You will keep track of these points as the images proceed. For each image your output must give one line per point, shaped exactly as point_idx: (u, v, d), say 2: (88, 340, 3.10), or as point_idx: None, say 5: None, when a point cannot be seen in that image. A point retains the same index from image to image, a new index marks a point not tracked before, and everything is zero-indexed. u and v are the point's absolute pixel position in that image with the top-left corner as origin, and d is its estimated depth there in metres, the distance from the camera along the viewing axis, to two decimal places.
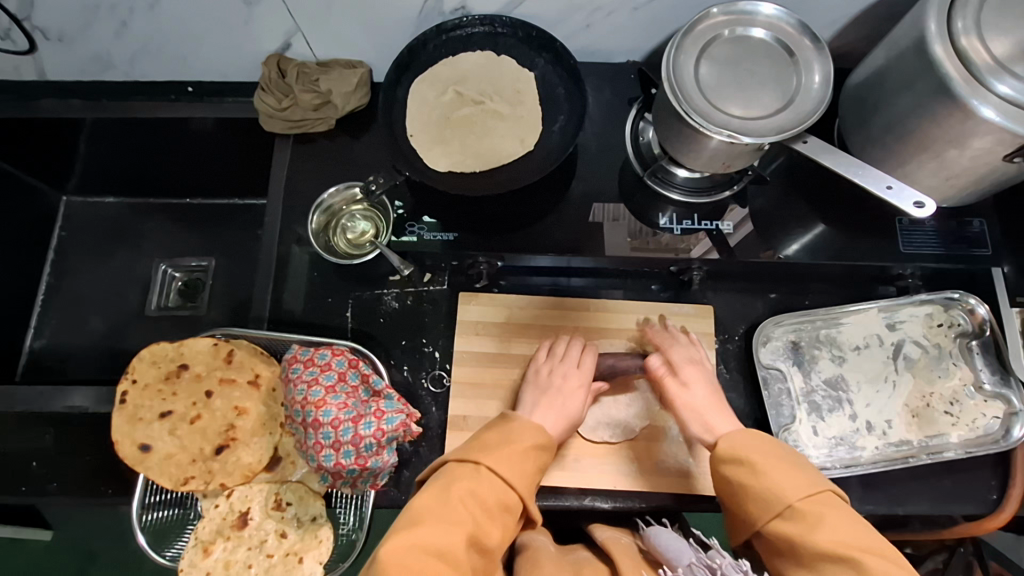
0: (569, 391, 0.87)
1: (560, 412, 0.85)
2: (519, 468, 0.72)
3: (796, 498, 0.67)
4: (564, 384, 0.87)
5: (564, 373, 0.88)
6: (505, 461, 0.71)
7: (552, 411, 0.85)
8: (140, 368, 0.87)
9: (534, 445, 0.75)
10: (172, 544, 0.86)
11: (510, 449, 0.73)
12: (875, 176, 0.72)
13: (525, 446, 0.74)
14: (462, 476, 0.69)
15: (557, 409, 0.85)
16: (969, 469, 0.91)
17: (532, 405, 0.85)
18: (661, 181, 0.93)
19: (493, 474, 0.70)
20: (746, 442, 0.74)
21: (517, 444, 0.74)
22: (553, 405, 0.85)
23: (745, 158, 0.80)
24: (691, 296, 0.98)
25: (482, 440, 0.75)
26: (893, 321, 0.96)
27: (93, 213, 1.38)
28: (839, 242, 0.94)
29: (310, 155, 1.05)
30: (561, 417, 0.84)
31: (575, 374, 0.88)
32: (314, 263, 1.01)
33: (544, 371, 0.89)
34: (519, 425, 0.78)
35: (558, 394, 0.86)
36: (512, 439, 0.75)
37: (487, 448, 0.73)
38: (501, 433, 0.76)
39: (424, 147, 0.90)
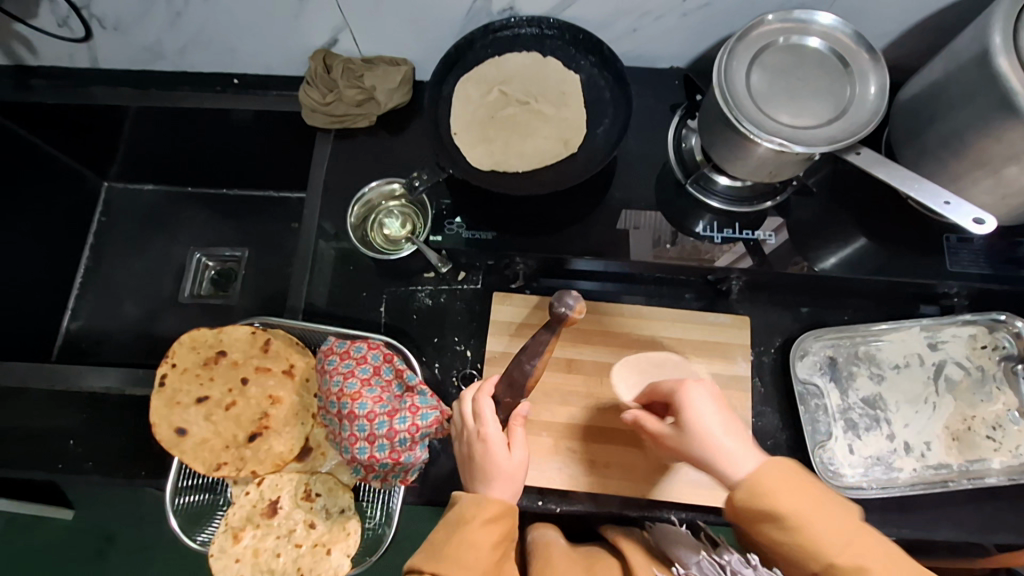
0: (492, 453, 0.74)
1: (504, 475, 0.74)
2: (477, 556, 0.68)
3: (835, 554, 0.62)
4: (484, 449, 0.74)
5: (476, 435, 0.75)
6: (457, 566, 0.67)
7: (489, 483, 0.73)
8: (179, 353, 0.88)
9: (490, 519, 0.71)
10: (202, 529, 0.87)
11: (458, 543, 0.69)
12: (931, 190, 0.71)
13: (478, 529, 0.70)
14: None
15: (491, 477, 0.74)
16: (1011, 497, 0.88)
17: (471, 478, 0.75)
18: (702, 188, 0.92)
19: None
20: (768, 480, 0.64)
21: (467, 531, 0.69)
22: (488, 475, 0.74)
23: (793, 168, 0.79)
24: (728, 306, 0.98)
25: (432, 541, 0.71)
26: (935, 341, 0.94)
27: (132, 200, 1.41)
28: (881, 258, 0.91)
29: (350, 149, 1.06)
30: (502, 480, 0.73)
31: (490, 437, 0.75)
32: (351, 257, 1.02)
33: (466, 438, 0.77)
34: (463, 506, 0.72)
35: (482, 466, 0.74)
36: (463, 525, 0.70)
37: (433, 552, 0.69)
38: (450, 524, 0.71)
39: (467, 146, 0.90)
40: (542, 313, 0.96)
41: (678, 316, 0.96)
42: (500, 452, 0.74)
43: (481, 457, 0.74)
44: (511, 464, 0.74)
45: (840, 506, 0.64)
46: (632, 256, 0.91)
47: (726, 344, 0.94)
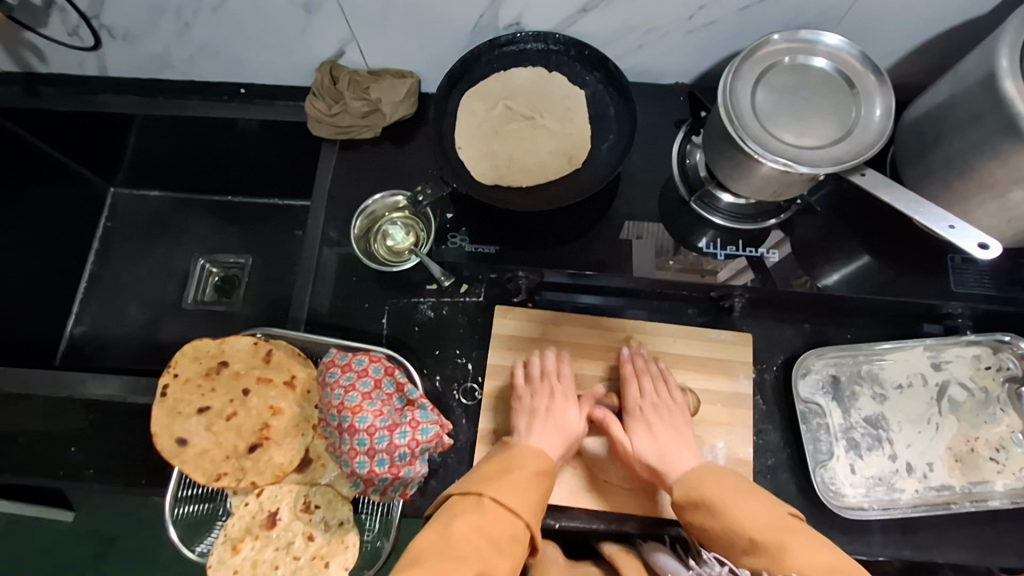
0: (563, 407, 0.87)
1: (559, 431, 0.85)
2: (523, 493, 0.76)
3: (757, 532, 0.70)
4: (556, 400, 0.87)
5: (552, 393, 0.88)
6: (508, 491, 0.76)
7: (551, 434, 0.85)
8: (182, 363, 0.89)
9: (539, 470, 0.79)
10: (202, 540, 0.86)
11: (511, 478, 0.78)
12: (936, 214, 0.70)
13: (527, 474, 0.78)
14: (465, 511, 0.73)
15: (553, 431, 0.85)
16: (1015, 520, 0.88)
17: (527, 429, 0.85)
18: (705, 205, 0.92)
19: (496, 504, 0.74)
20: (702, 482, 0.79)
21: (521, 472, 0.79)
22: (551, 425, 0.85)
23: (798, 187, 0.78)
24: (730, 323, 0.97)
25: (484, 471, 0.80)
26: (938, 361, 0.94)
27: (138, 206, 1.42)
28: (885, 277, 0.90)
29: (355, 161, 1.06)
30: (561, 437, 0.85)
31: (561, 389, 0.89)
32: (354, 268, 1.02)
33: (529, 394, 0.89)
34: (523, 451, 0.82)
35: (549, 416, 0.86)
36: (518, 466, 0.79)
37: (489, 479, 0.78)
38: (504, 463, 0.81)
39: (472, 161, 0.90)
40: (545, 327, 0.96)
41: (681, 332, 0.96)
42: (568, 408, 0.88)
43: (548, 407, 0.87)
44: (574, 423, 0.87)
45: (769, 501, 0.74)
46: (635, 271, 0.91)
47: (728, 361, 0.94)
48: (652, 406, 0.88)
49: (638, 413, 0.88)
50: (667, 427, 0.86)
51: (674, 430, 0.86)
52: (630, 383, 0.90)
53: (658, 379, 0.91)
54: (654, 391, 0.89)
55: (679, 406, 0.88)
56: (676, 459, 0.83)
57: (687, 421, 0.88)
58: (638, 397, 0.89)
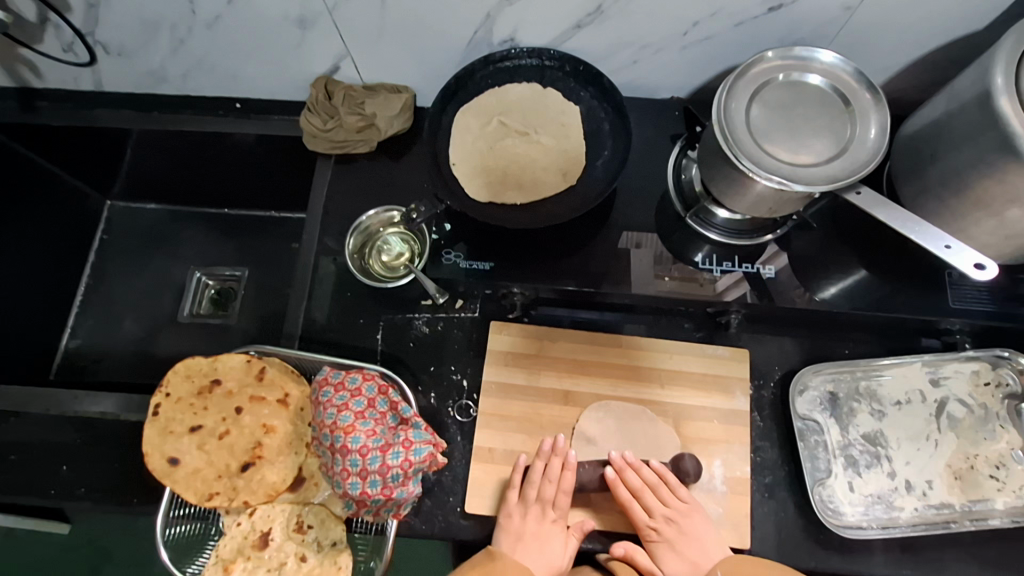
0: (549, 537, 0.85)
1: (544, 559, 0.84)
2: None
3: None
4: (541, 531, 0.85)
5: (540, 521, 0.85)
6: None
7: (535, 555, 0.83)
8: (174, 382, 0.88)
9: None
10: (192, 561, 0.86)
11: None
12: (933, 234, 0.70)
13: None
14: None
15: (538, 553, 0.84)
16: (1015, 539, 0.87)
17: (513, 546, 0.84)
18: (701, 221, 0.91)
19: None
20: (729, 575, 0.78)
21: None
22: (539, 547, 0.84)
23: (792, 205, 0.78)
24: (727, 339, 0.97)
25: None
26: (937, 377, 0.93)
27: (133, 218, 1.42)
28: (882, 292, 0.90)
29: (350, 175, 1.06)
30: (545, 560, 0.84)
31: (554, 495, 0.86)
32: (348, 283, 1.01)
33: (515, 514, 0.85)
34: (505, 565, 0.81)
35: (537, 538, 0.84)
36: None
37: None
38: (490, 574, 0.79)
39: (466, 177, 0.90)
40: (539, 343, 0.96)
41: (677, 347, 0.95)
42: (556, 537, 0.86)
43: (535, 533, 0.84)
44: (559, 556, 0.84)
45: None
46: (634, 286, 0.90)
47: (725, 377, 0.93)
48: (665, 523, 0.84)
49: (653, 533, 0.84)
50: (688, 542, 0.84)
51: (693, 539, 0.84)
52: (634, 505, 0.85)
53: (659, 485, 0.86)
54: (661, 505, 0.85)
55: (698, 514, 0.85)
56: (705, 550, 0.83)
57: (706, 523, 0.85)
58: (647, 518, 0.84)
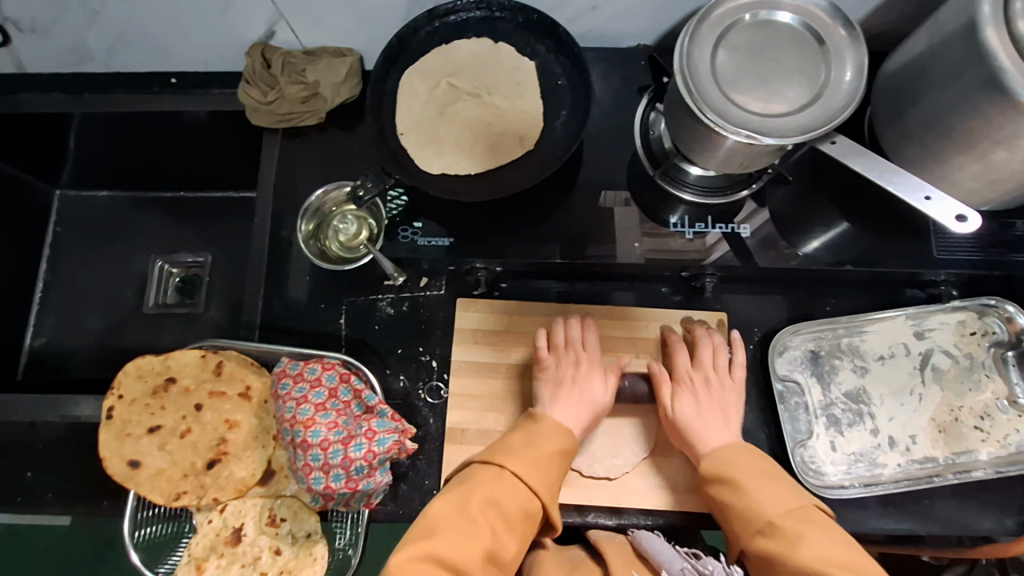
0: (589, 379, 0.82)
1: (580, 408, 0.80)
2: (547, 473, 0.72)
3: (775, 516, 0.69)
4: (581, 372, 0.82)
5: (575, 360, 0.83)
6: (531, 468, 0.72)
7: (574, 409, 0.79)
8: (126, 383, 0.84)
9: (561, 450, 0.75)
10: (165, 560, 0.84)
11: (536, 453, 0.73)
12: (911, 184, 0.64)
13: (550, 452, 0.74)
14: (483, 483, 0.70)
15: (575, 402, 0.80)
16: (997, 489, 0.86)
17: (553, 400, 0.80)
18: (673, 180, 0.86)
19: (517, 480, 0.70)
20: (726, 460, 0.75)
21: (545, 446, 0.74)
22: (577, 399, 0.80)
23: (764, 158, 0.73)
24: (704, 302, 0.93)
25: (507, 442, 0.75)
26: (921, 329, 0.90)
27: (86, 208, 1.35)
28: (863, 243, 0.86)
29: (299, 151, 0.99)
30: (585, 409, 0.80)
31: (587, 357, 0.84)
32: (306, 266, 0.96)
33: (554, 362, 0.84)
34: (547, 427, 0.77)
35: (574, 383, 0.81)
36: (540, 441, 0.75)
37: (512, 449, 0.74)
38: (528, 434, 0.76)
39: (416, 147, 0.83)
40: (508, 318, 0.92)
41: (654, 313, 0.91)
42: (593, 378, 0.82)
43: (572, 377, 0.82)
44: (599, 398, 0.81)
45: (793, 487, 0.72)
46: (616, 252, 0.86)
47: None
48: (703, 378, 0.83)
49: (687, 378, 0.83)
50: (719, 399, 0.82)
51: (721, 403, 0.81)
52: (679, 353, 0.85)
53: (713, 353, 0.85)
54: (709, 364, 0.84)
55: (736, 390, 0.83)
56: (710, 430, 0.79)
57: (739, 406, 0.82)
58: (688, 365, 0.84)
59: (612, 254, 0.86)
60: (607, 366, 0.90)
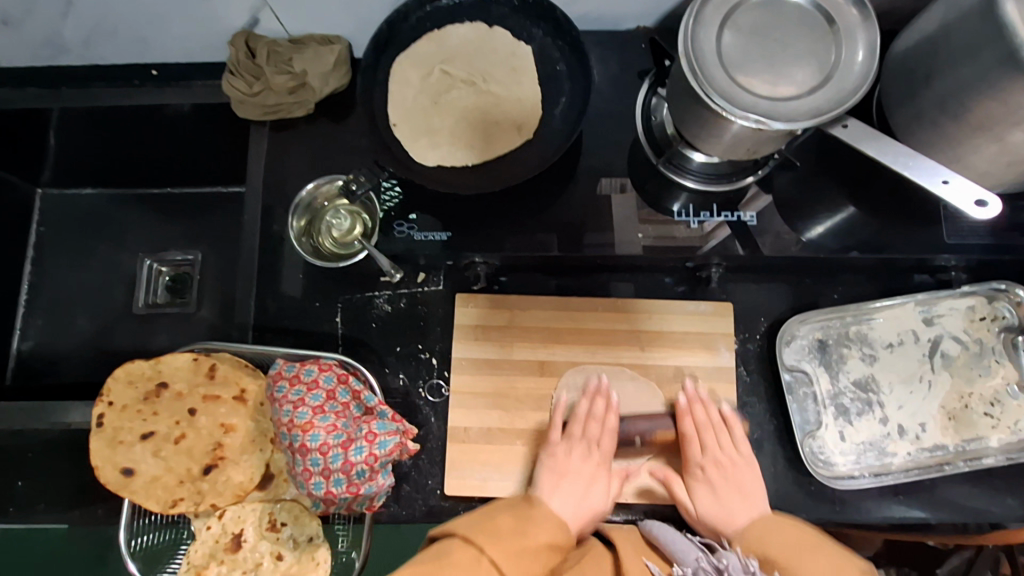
0: (592, 479, 0.79)
1: (580, 503, 0.77)
2: (526, 565, 0.67)
3: None
4: (583, 470, 0.79)
5: (585, 456, 0.80)
6: (512, 559, 0.66)
7: (570, 500, 0.77)
8: (116, 389, 0.82)
9: (549, 543, 0.70)
10: (164, 568, 0.82)
11: (521, 545, 0.68)
12: (928, 167, 0.61)
13: (539, 544, 0.69)
14: (459, 565, 0.63)
15: (578, 498, 0.78)
16: (1007, 475, 0.85)
17: (553, 487, 0.77)
18: (676, 168, 0.82)
19: (495, 569, 0.65)
20: (771, 534, 0.73)
21: (533, 538, 0.69)
22: (583, 483, 0.78)
23: (773, 144, 0.70)
24: (709, 293, 0.91)
25: (494, 524, 0.70)
26: (930, 316, 0.88)
27: (69, 206, 1.30)
28: (871, 229, 0.83)
29: (288, 144, 0.95)
30: (582, 508, 0.77)
31: (595, 456, 0.81)
32: (299, 264, 0.93)
33: (562, 450, 0.81)
34: (540, 518, 0.73)
35: (580, 478, 0.79)
36: (528, 532, 0.70)
37: (495, 534, 0.68)
38: (517, 521, 0.72)
39: (410, 138, 0.80)
40: (509, 314, 0.89)
41: (658, 306, 0.89)
42: (595, 483, 0.79)
43: (581, 471, 0.79)
44: (597, 501, 0.78)
45: (839, 556, 0.68)
46: (617, 244, 0.83)
47: (709, 334, 0.88)
48: (715, 463, 0.80)
49: (700, 471, 0.80)
50: (736, 488, 0.79)
51: (735, 484, 0.79)
52: (692, 443, 0.82)
53: (720, 431, 0.82)
54: (718, 445, 0.81)
55: (753, 469, 0.81)
56: (730, 511, 0.78)
57: (757, 485, 0.80)
58: (699, 454, 0.81)
59: (613, 245, 0.83)
60: (613, 359, 0.88)
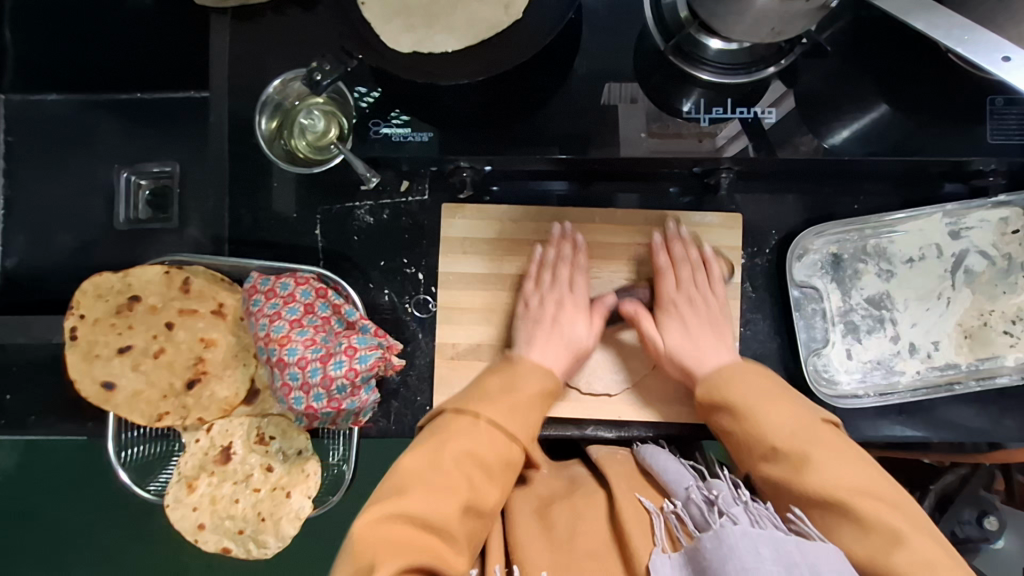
0: (569, 317, 0.78)
1: (559, 343, 0.76)
2: (524, 417, 0.68)
3: (778, 439, 0.63)
4: (563, 311, 0.78)
5: (557, 300, 0.79)
6: (507, 414, 0.67)
7: (555, 349, 0.76)
8: (86, 302, 0.78)
9: (543, 390, 0.71)
10: (156, 478, 0.83)
11: (509, 401, 0.68)
12: (986, 41, 0.52)
13: (532, 395, 0.70)
14: (456, 433, 0.65)
15: (550, 341, 0.76)
16: (1019, 396, 0.81)
17: (531, 340, 0.77)
18: (688, 57, 0.73)
19: (493, 428, 0.65)
20: (730, 383, 0.69)
21: (520, 394, 0.69)
22: (554, 339, 0.77)
23: (803, 20, 0.60)
24: (717, 203, 0.84)
25: (485, 388, 0.71)
26: (958, 228, 0.81)
27: (36, 113, 1.22)
28: (903, 127, 0.74)
29: (253, 34, 0.85)
30: (565, 355, 0.76)
31: (570, 299, 0.79)
32: (274, 171, 0.86)
33: (536, 300, 0.79)
34: (525, 371, 0.73)
35: (555, 325, 0.77)
36: (517, 388, 0.70)
37: (487, 397, 0.69)
38: (505, 380, 0.72)
39: (379, 19, 0.69)
40: (501, 225, 0.83)
41: (662, 217, 0.83)
42: (577, 321, 0.78)
43: (556, 316, 0.78)
44: (579, 335, 0.77)
45: (801, 407, 0.66)
46: (622, 147, 0.75)
47: (714, 247, 0.82)
48: (688, 299, 0.78)
49: (672, 304, 0.79)
50: (707, 321, 0.77)
51: (708, 322, 0.77)
52: (665, 274, 0.80)
53: (697, 268, 0.80)
54: (692, 282, 0.79)
55: (724, 309, 0.79)
56: (709, 356, 0.74)
57: (730, 325, 0.78)
58: (674, 288, 0.79)
59: (614, 146, 0.75)
60: (607, 274, 0.83)
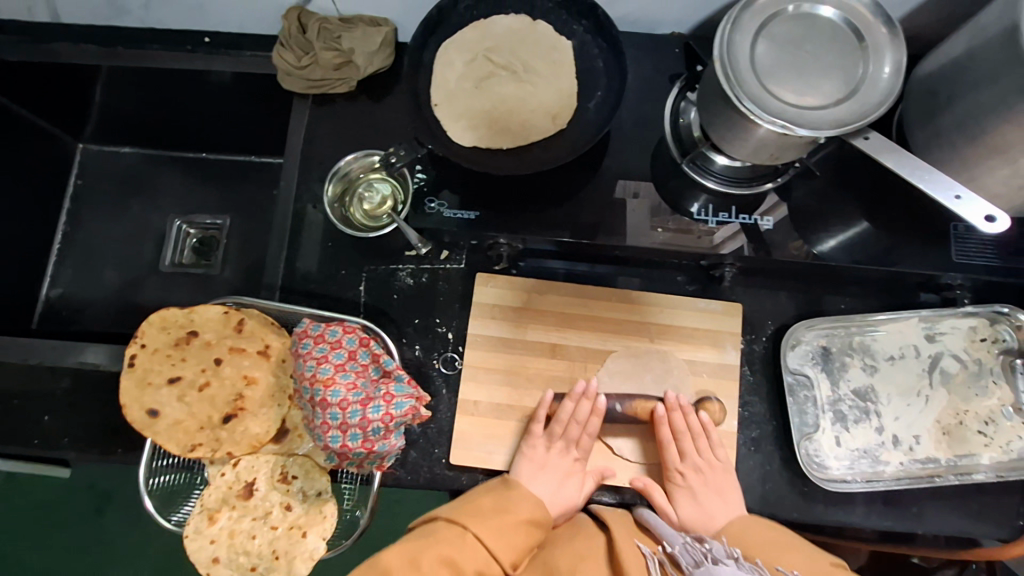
0: (569, 475, 0.84)
1: (556, 497, 0.83)
2: (509, 539, 0.74)
3: None
4: (557, 467, 0.84)
5: (563, 453, 0.85)
6: (494, 533, 0.73)
7: (550, 487, 0.83)
8: (150, 333, 0.86)
9: (529, 518, 0.77)
10: (178, 509, 0.87)
11: (503, 520, 0.75)
12: (942, 182, 0.64)
13: (520, 519, 0.76)
14: (445, 540, 0.71)
15: (551, 488, 0.83)
16: (996, 492, 0.88)
17: (526, 474, 0.83)
18: (698, 168, 0.86)
19: (477, 542, 0.72)
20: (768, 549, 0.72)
21: (511, 514, 0.76)
22: (553, 482, 0.83)
23: (795, 150, 0.73)
24: (720, 292, 0.94)
25: (478, 505, 0.77)
26: (933, 332, 0.91)
27: (108, 163, 1.35)
28: (883, 243, 0.86)
29: (328, 117, 1.00)
30: (557, 494, 0.83)
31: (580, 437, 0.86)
32: (329, 231, 0.97)
33: (540, 445, 0.85)
34: (516, 494, 0.79)
35: (556, 474, 0.84)
36: (509, 508, 0.77)
37: (478, 514, 0.75)
38: (498, 499, 0.78)
39: (448, 118, 0.85)
40: (525, 296, 0.93)
41: (669, 301, 0.93)
42: (569, 481, 0.84)
43: (557, 466, 0.84)
44: (575, 494, 0.84)
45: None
46: (629, 238, 0.85)
47: (716, 331, 0.91)
48: (695, 469, 0.84)
49: (678, 476, 0.84)
50: (716, 486, 0.84)
51: (715, 485, 0.84)
52: (670, 448, 0.85)
53: (696, 435, 0.86)
54: (696, 452, 0.85)
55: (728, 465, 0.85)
56: (710, 511, 0.82)
57: (735, 487, 0.84)
58: (678, 460, 0.85)
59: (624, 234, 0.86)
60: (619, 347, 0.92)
